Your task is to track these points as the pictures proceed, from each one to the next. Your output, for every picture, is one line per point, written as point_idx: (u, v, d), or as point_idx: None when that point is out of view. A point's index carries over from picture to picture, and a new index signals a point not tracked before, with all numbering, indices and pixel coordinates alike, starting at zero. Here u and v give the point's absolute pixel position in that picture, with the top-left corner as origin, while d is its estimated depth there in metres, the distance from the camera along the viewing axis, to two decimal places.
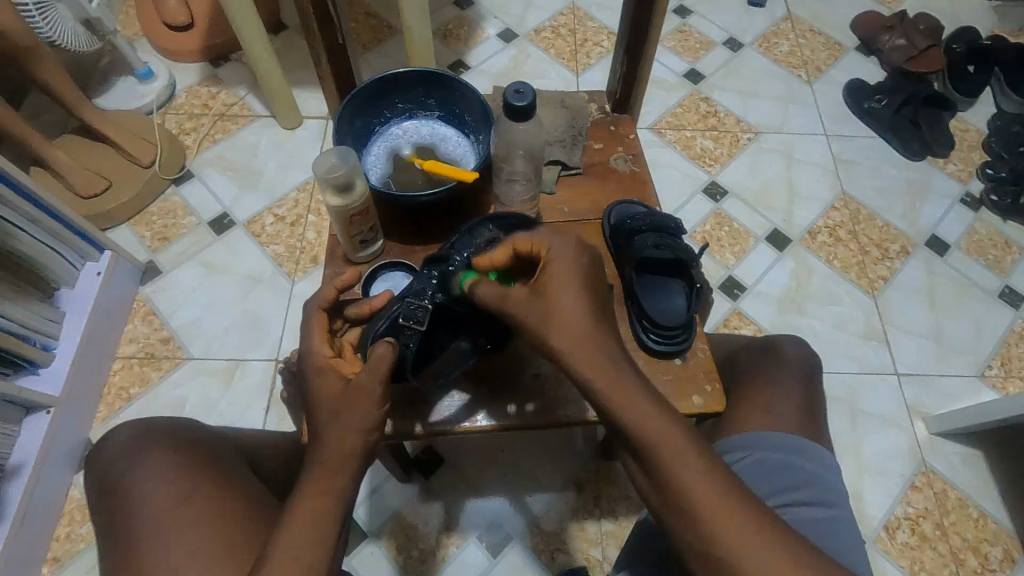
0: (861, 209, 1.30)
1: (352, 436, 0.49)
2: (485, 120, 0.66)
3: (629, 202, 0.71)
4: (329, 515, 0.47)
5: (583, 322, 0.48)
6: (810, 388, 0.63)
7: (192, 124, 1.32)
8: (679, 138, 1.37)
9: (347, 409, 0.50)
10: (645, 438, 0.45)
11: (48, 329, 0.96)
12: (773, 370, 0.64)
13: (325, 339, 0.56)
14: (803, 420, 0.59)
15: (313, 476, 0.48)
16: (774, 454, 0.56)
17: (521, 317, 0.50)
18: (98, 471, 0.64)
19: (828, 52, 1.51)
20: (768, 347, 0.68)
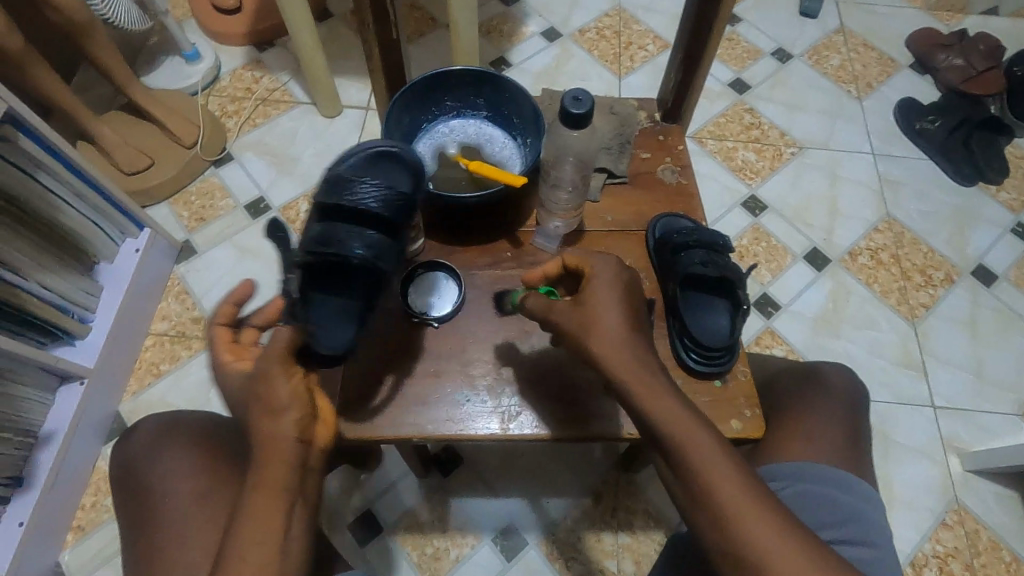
0: (905, 233, 1.26)
1: (279, 426, 0.46)
2: (535, 123, 0.65)
3: (676, 215, 0.68)
4: (276, 510, 0.45)
5: (618, 329, 0.51)
6: (855, 418, 0.61)
7: (234, 107, 1.34)
8: (720, 149, 1.34)
9: (258, 397, 0.47)
10: (668, 434, 0.47)
11: (86, 302, 0.98)
12: (819, 396, 0.62)
13: (229, 351, 0.57)
14: (848, 453, 0.57)
15: (252, 472, 0.46)
16: (818, 488, 0.53)
17: (565, 325, 0.53)
18: (119, 463, 0.65)
19: (880, 68, 1.46)
20: (814, 369, 0.66)
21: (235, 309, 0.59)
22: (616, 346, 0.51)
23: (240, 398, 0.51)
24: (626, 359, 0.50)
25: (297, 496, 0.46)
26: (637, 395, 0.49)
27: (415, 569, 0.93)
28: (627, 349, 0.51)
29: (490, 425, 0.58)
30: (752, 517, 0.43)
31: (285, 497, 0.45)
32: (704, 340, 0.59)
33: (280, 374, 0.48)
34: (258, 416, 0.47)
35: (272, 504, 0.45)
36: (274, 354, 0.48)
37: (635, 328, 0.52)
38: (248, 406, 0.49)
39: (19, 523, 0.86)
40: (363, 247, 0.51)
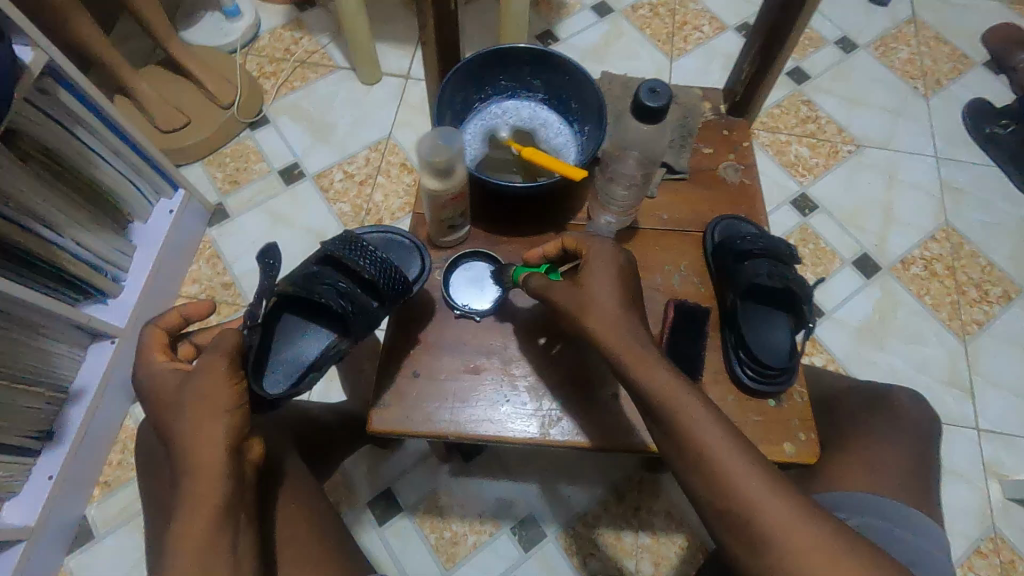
0: (964, 244, 1.19)
1: (210, 444, 0.50)
2: (596, 111, 0.61)
3: (739, 219, 0.64)
4: (215, 523, 0.48)
5: (611, 301, 0.52)
6: (923, 454, 0.57)
7: (272, 68, 1.30)
8: (772, 142, 1.28)
9: (195, 394, 0.52)
10: (658, 398, 0.48)
11: (119, 261, 0.97)
12: (883, 428, 0.59)
13: (161, 353, 0.62)
14: (914, 491, 0.54)
15: (184, 488, 0.49)
16: (884, 524, 0.50)
17: (561, 303, 0.54)
18: (143, 444, 0.70)
19: (951, 64, 1.37)
20: (881, 399, 0.62)
21: (182, 322, 0.67)
22: (612, 321, 0.51)
23: (168, 401, 0.54)
24: (624, 335, 0.50)
25: (233, 509, 0.50)
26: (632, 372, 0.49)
27: (431, 552, 0.93)
28: (619, 327, 0.51)
29: (529, 428, 0.57)
30: (763, 493, 0.44)
31: (220, 487, 0.49)
32: (763, 357, 0.55)
33: (220, 387, 0.52)
34: (191, 426, 0.51)
35: (207, 515, 0.48)
36: (221, 355, 0.53)
37: (626, 305, 0.53)
38: (178, 411, 0.52)
39: (48, 476, 0.88)
40: (341, 295, 0.55)
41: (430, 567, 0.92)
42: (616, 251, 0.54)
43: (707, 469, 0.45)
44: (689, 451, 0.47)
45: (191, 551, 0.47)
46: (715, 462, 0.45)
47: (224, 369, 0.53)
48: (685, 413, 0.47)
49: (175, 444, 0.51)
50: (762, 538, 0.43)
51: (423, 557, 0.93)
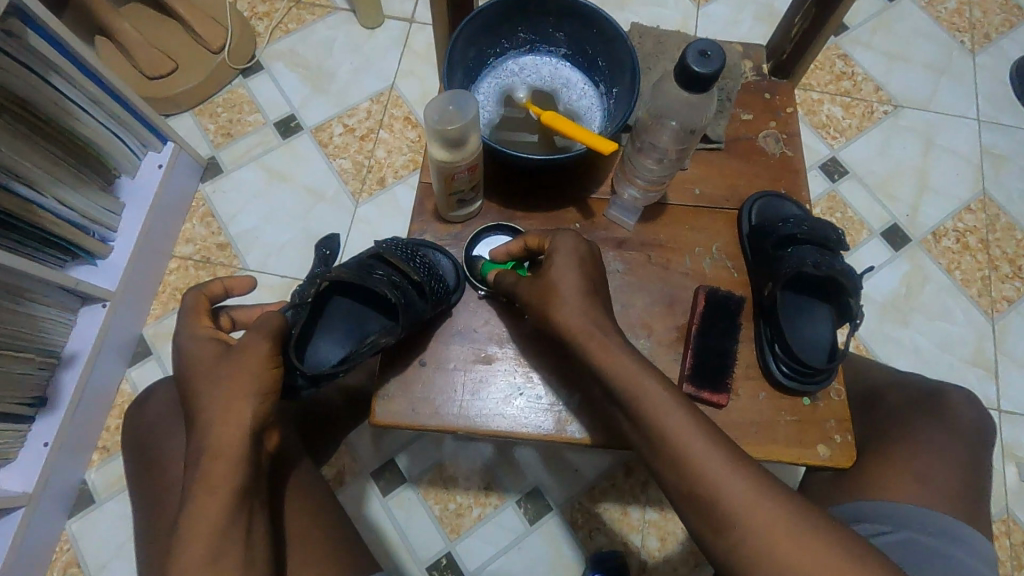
0: (1000, 216, 1.12)
1: (235, 426, 0.46)
2: (628, 71, 0.54)
3: (780, 197, 0.58)
4: (232, 512, 0.45)
5: (573, 291, 0.49)
6: (974, 459, 0.54)
7: (265, 8, 1.20)
8: (804, 101, 1.19)
9: (226, 374, 0.48)
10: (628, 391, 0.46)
11: (107, 220, 0.92)
12: (932, 425, 0.56)
13: (205, 319, 0.56)
14: (961, 500, 0.51)
15: (202, 469, 0.45)
16: (924, 539, 0.48)
17: (527, 291, 0.51)
18: (133, 430, 0.66)
19: (1003, 16, 1.26)
20: (932, 395, 0.58)
21: (225, 293, 0.61)
22: (575, 302, 0.48)
23: (198, 375, 0.50)
24: (589, 317, 0.48)
25: (248, 499, 0.47)
26: (591, 353, 0.47)
27: (436, 523, 0.92)
28: (584, 308, 0.48)
29: (544, 423, 0.54)
30: (724, 473, 0.43)
31: (241, 468, 0.45)
32: (801, 354, 0.51)
33: (255, 367, 0.48)
34: (221, 404, 0.47)
35: (222, 501, 0.44)
36: (265, 336, 0.49)
37: (590, 292, 0.49)
38: (208, 386, 0.48)
39: (44, 443, 0.85)
40: (392, 286, 0.51)
41: (435, 538, 0.91)
42: (577, 238, 0.50)
43: (669, 449, 0.44)
44: (659, 442, 0.44)
45: (210, 534, 0.43)
46: (677, 444, 0.44)
47: (263, 350, 0.49)
48: (644, 396, 0.45)
49: (198, 421, 0.47)
50: (731, 521, 0.42)
51: (428, 528, 0.92)
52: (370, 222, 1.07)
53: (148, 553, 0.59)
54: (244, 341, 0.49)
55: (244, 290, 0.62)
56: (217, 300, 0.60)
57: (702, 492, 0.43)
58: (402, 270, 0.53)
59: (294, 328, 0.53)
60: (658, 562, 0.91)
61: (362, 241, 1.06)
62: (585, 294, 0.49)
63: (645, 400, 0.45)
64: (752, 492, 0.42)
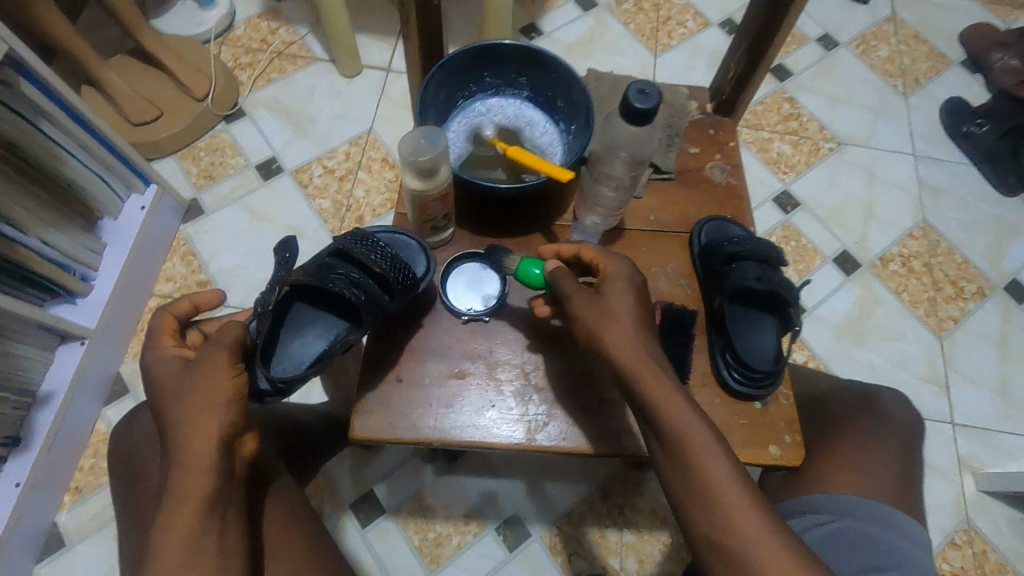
0: (941, 241, 1.21)
1: (200, 440, 0.48)
2: (583, 110, 0.60)
3: (725, 221, 0.63)
4: (201, 521, 0.46)
5: (629, 322, 0.50)
6: (908, 456, 0.58)
7: (248, 59, 1.26)
8: (755, 139, 1.28)
9: (191, 387, 0.50)
10: (674, 430, 0.46)
11: (88, 259, 0.94)
12: (872, 425, 0.60)
13: (170, 337, 0.58)
14: (900, 491, 0.55)
15: (172, 484, 0.47)
16: (869, 528, 0.51)
17: (580, 310, 0.51)
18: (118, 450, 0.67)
19: (930, 63, 1.39)
20: (866, 399, 0.63)
21: (193, 309, 0.63)
22: (623, 328, 0.49)
23: (165, 389, 0.52)
24: (630, 341, 0.49)
25: (219, 503, 0.48)
26: (634, 375, 0.48)
27: (416, 554, 0.92)
28: (629, 336, 0.49)
29: (515, 433, 0.57)
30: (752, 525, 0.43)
31: (215, 474, 0.47)
32: (749, 360, 0.55)
33: (219, 378, 0.50)
34: (186, 419, 0.48)
35: (195, 512, 0.46)
36: (222, 349, 0.51)
37: (643, 325, 0.51)
38: (175, 401, 0.50)
39: (16, 483, 0.84)
40: (352, 283, 0.53)
41: (415, 569, 0.91)
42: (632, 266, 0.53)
43: (688, 468, 0.45)
44: (694, 482, 0.45)
45: (183, 548, 0.45)
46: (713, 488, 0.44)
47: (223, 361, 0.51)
48: (689, 435, 0.46)
49: (169, 434, 0.49)
50: (730, 543, 0.43)
51: (407, 559, 0.92)
52: None
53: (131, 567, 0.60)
54: (205, 352, 0.52)
55: (212, 304, 0.64)
56: (185, 317, 0.62)
57: (709, 511, 0.44)
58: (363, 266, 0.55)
59: (256, 338, 0.56)
60: None
61: None
62: (635, 323, 0.50)
63: (673, 422, 0.46)
64: (756, 520, 0.43)
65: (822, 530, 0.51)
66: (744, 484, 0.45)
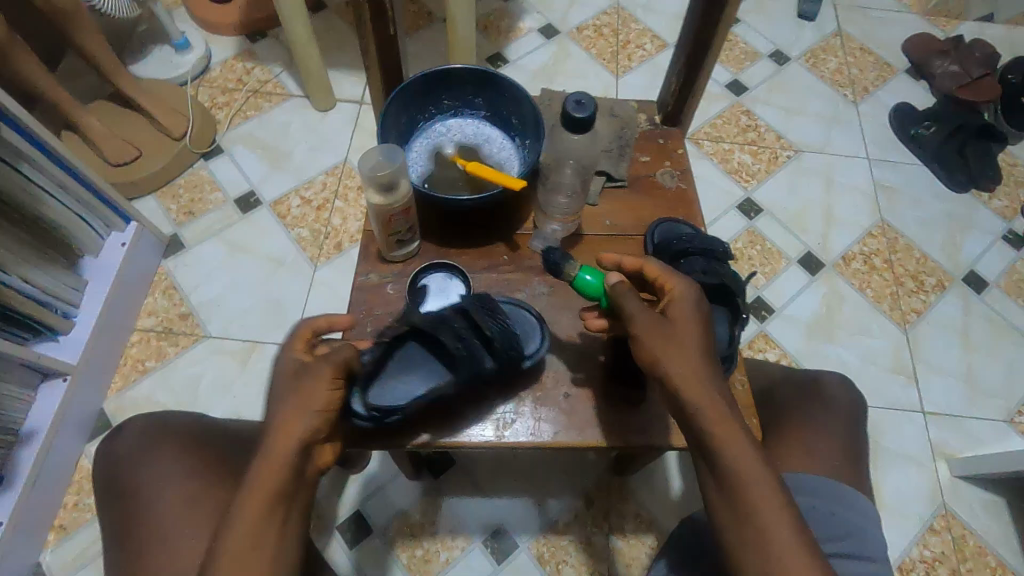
0: (899, 238, 1.26)
1: (289, 436, 0.48)
2: (534, 124, 0.64)
3: (677, 221, 0.67)
4: (266, 515, 0.46)
5: (698, 362, 0.49)
6: (853, 433, 0.62)
7: (225, 99, 1.31)
8: (716, 151, 1.34)
9: (296, 389, 0.50)
10: (738, 478, 0.46)
11: (69, 296, 0.95)
12: (817, 408, 0.64)
13: (303, 344, 0.55)
14: (846, 467, 0.59)
15: (249, 480, 0.47)
16: (814, 502, 0.54)
17: (645, 338, 0.51)
18: (101, 463, 0.65)
19: (876, 72, 1.46)
20: (811, 383, 0.68)
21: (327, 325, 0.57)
22: (690, 361, 0.49)
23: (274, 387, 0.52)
24: (696, 374, 0.49)
25: (291, 499, 0.48)
26: (697, 408, 0.48)
27: (405, 572, 0.93)
28: (694, 368, 0.49)
29: (484, 432, 0.59)
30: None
31: (289, 470, 0.47)
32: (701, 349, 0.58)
33: (319, 389, 0.50)
34: (282, 413, 0.49)
35: (257, 510, 0.46)
36: (330, 363, 0.51)
37: (712, 365, 0.50)
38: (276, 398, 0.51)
39: None
40: (458, 339, 0.55)
41: None
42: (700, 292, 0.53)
43: (740, 503, 0.46)
44: (752, 534, 0.45)
45: (245, 548, 0.45)
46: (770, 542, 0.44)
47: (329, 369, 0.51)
48: (750, 485, 0.46)
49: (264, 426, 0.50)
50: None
51: None
52: (329, 284, 1.13)
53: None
54: (320, 361, 0.52)
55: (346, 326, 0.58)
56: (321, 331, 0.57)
57: (755, 548, 0.45)
58: (478, 324, 0.56)
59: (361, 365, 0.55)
60: None
61: (323, 303, 1.11)
62: (704, 359, 0.50)
63: (729, 458, 0.47)
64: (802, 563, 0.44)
65: None
66: (796, 527, 0.45)
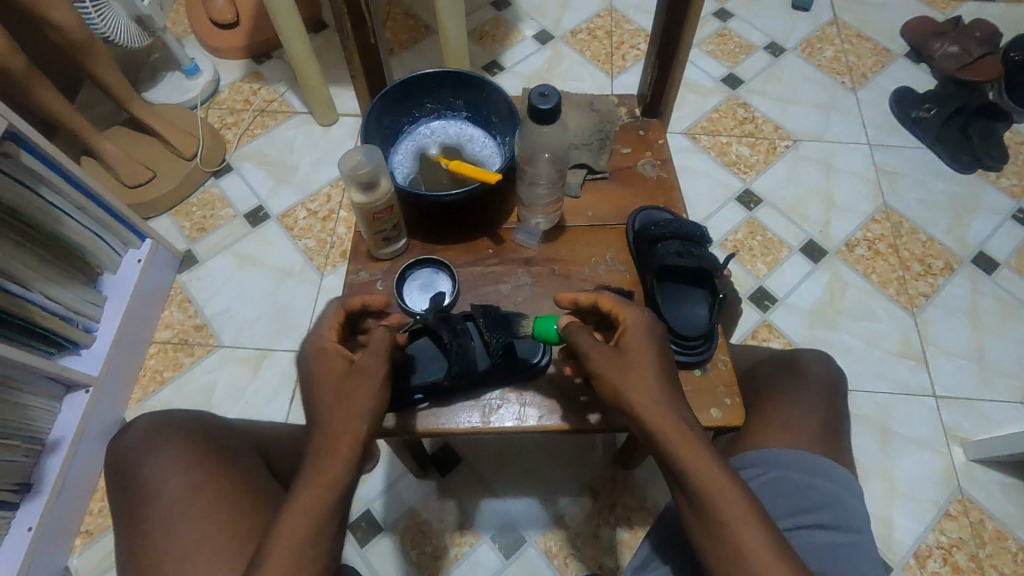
0: (903, 222, 1.25)
1: (345, 435, 0.50)
2: (512, 121, 0.66)
3: (655, 209, 0.69)
4: (327, 511, 0.47)
5: (657, 384, 0.50)
6: (833, 404, 0.62)
7: (233, 119, 1.36)
8: (713, 144, 1.34)
9: (348, 391, 0.52)
10: (709, 496, 0.46)
11: (90, 312, 1.00)
12: (794, 385, 0.64)
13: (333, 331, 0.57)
14: (824, 441, 0.58)
15: (312, 474, 0.48)
16: (792, 476, 0.54)
17: (600, 367, 0.52)
18: (111, 460, 0.68)
19: (874, 58, 1.46)
20: (791, 359, 0.68)
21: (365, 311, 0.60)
22: (646, 384, 0.50)
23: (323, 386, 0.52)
24: (655, 396, 0.49)
25: (346, 499, 0.49)
26: (659, 432, 0.48)
27: (414, 568, 0.94)
28: (652, 390, 0.49)
29: (471, 418, 0.61)
30: None
31: (350, 469, 0.49)
32: (682, 330, 0.60)
33: (371, 387, 0.52)
34: (340, 411, 0.50)
35: (322, 508, 0.47)
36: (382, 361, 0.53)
37: (670, 385, 0.51)
38: (328, 400, 0.51)
39: (28, 528, 0.89)
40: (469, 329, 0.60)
41: None
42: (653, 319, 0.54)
43: (710, 516, 0.46)
44: (728, 549, 0.45)
45: (306, 541, 0.46)
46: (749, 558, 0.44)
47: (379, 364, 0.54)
48: (723, 501, 0.46)
49: (318, 425, 0.50)
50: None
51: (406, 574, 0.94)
52: (336, 291, 1.16)
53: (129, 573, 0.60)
54: (366, 361, 0.54)
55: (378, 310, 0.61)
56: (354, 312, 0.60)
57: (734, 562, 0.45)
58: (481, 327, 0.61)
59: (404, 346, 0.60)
60: None
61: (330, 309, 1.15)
62: (660, 380, 0.50)
63: (697, 473, 0.47)
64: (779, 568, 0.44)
65: (754, 482, 0.55)
66: (769, 532, 0.45)
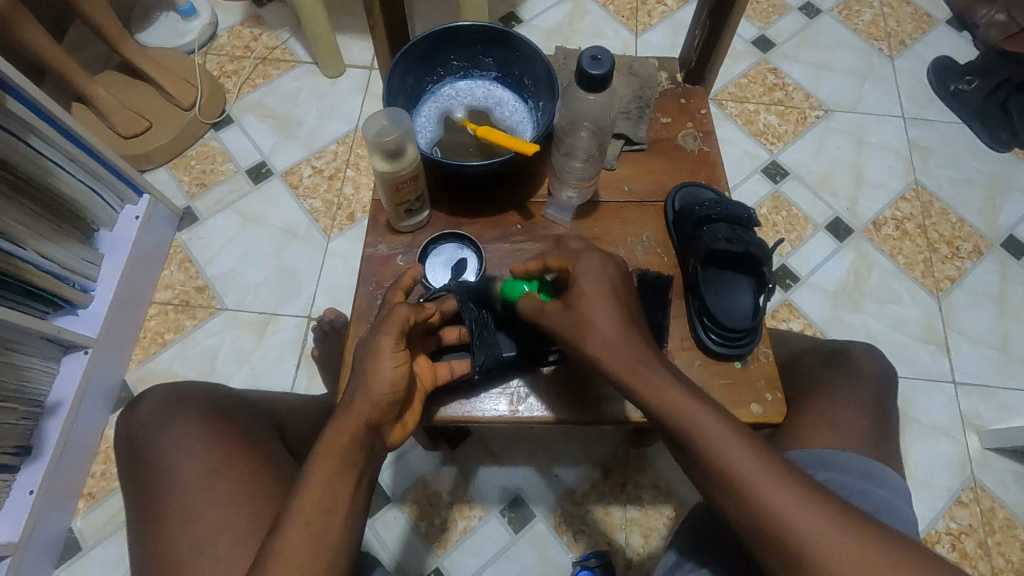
0: (933, 202, 1.20)
1: (363, 411, 0.48)
2: (548, 85, 0.61)
3: (699, 185, 0.64)
4: (341, 474, 0.47)
5: (613, 329, 0.50)
6: (883, 407, 0.61)
7: (233, 67, 1.28)
8: (741, 112, 1.27)
9: (365, 358, 0.49)
10: (684, 425, 0.47)
11: (86, 271, 0.96)
12: (842, 382, 0.62)
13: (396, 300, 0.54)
14: (873, 442, 0.57)
15: (327, 434, 0.48)
16: (846, 480, 0.52)
17: (556, 327, 0.52)
18: (124, 435, 0.65)
19: (914, 24, 1.37)
20: (839, 358, 0.66)
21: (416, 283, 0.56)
22: (604, 351, 0.49)
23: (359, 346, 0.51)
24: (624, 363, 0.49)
25: (364, 472, 0.48)
26: (634, 382, 0.49)
27: (423, 539, 0.94)
28: (622, 354, 0.49)
29: (498, 407, 0.59)
30: (800, 505, 0.43)
31: (366, 436, 0.49)
32: (725, 320, 0.57)
33: (386, 352, 0.49)
34: (360, 376, 0.49)
35: (335, 468, 0.47)
36: (390, 331, 0.49)
37: (628, 320, 0.51)
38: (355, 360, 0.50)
39: (30, 491, 0.87)
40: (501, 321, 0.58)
41: (423, 554, 0.93)
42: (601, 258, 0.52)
43: (712, 466, 0.46)
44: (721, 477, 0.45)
45: (319, 507, 0.46)
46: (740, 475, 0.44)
47: (392, 336, 0.49)
48: (702, 426, 0.46)
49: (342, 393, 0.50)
50: (771, 522, 0.43)
51: (415, 545, 0.93)
52: (342, 255, 1.12)
53: (142, 553, 0.58)
54: (377, 330, 0.50)
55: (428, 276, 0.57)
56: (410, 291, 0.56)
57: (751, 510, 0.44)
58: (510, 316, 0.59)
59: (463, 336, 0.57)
60: (644, 559, 0.92)
61: (336, 274, 1.11)
62: (615, 325, 0.50)
63: (671, 409, 0.47)
64: (779, 488, 0.43)
65: None
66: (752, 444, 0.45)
